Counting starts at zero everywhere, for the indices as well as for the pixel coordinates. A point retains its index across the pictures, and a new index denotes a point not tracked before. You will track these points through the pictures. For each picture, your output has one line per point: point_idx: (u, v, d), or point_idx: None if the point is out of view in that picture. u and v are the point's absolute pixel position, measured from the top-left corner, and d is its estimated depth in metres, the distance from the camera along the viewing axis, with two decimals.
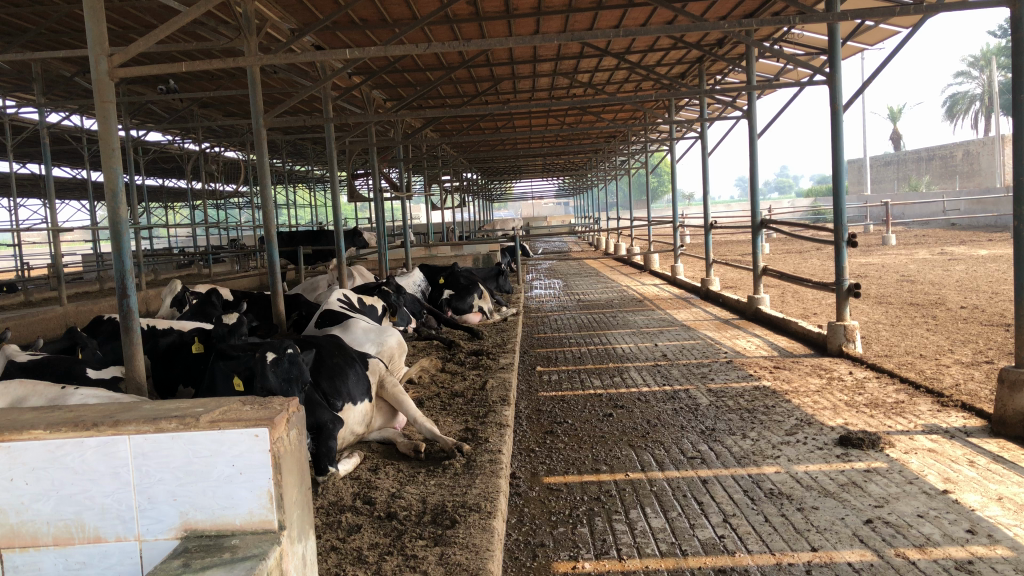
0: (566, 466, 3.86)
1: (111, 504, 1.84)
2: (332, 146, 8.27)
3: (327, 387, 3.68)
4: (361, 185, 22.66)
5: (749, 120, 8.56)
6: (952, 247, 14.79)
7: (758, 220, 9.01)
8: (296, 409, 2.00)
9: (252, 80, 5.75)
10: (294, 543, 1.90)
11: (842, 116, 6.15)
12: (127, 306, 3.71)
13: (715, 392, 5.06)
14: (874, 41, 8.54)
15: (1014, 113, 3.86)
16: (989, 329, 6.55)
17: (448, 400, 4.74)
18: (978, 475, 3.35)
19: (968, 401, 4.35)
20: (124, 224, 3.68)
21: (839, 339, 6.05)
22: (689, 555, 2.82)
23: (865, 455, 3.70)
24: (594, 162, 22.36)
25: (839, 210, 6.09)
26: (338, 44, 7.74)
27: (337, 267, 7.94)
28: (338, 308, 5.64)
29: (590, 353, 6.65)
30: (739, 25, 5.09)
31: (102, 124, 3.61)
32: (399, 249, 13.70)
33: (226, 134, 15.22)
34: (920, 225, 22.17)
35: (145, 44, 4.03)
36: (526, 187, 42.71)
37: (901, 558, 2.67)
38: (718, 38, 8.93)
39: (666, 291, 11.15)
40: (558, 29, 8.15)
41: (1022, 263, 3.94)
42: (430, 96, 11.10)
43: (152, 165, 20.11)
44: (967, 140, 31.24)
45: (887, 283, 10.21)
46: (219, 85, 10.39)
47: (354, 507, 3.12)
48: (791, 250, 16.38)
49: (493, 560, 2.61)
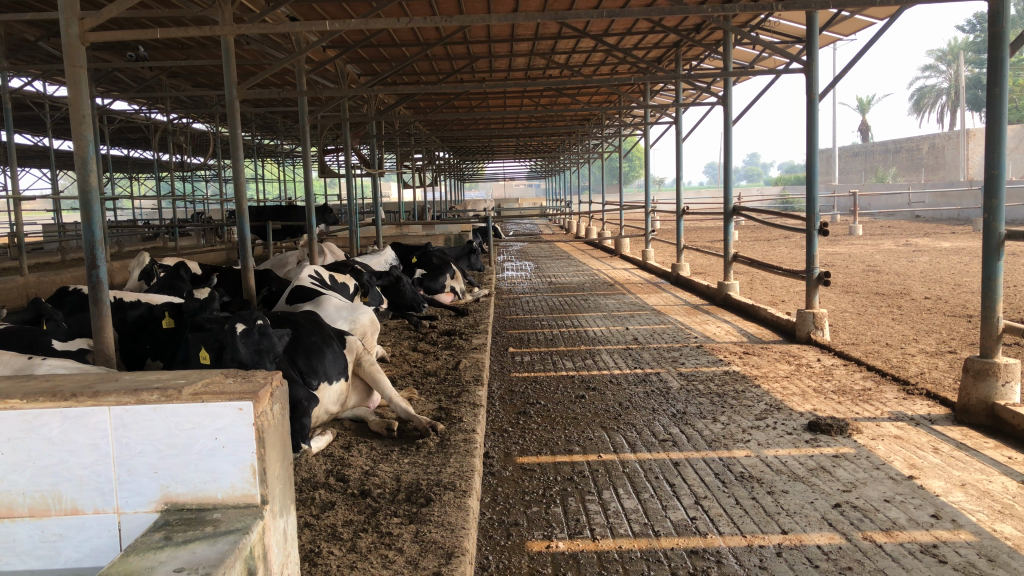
0: (539, 446, 3.87)
1: (90, 475, 1.80)
2: (305, 120, 8.13)
3: (303, 365, 3.66)
4: (333, 162, 22.46)
5: (725, 106, 8.59)
6: (917, 239, 15.05)
7: (730, 208, 9.04)
8: (280, 384, 1.97)
9: (226, 51, 5.62)
10: (277, 518, 1.88)
11: (817, 105, 6.20)
12: (97, 277, 3.63)
13: (686, 375, 5.13)
14: (849, 31, 8.60)
15: (989, 107, 3.93)
16: (952, 319, 6.70)
17: (421, 379, 4.74)
18: (942, 462, 3.42)
19: (933, 390, 4.44)
20: (94, 193, 3.59)
21: (808, 326, 6.12)
22: (661, 536, 2.85)
23: (833, 441, 3.76)
24: (568, 144, 22.32)
25: (813, 199, 6.11)
26: (314, 15, 7.60)
27: (308, 244, 7.87)
28: (310, 284, 5.59)
29: (562, 335, 6.68)
30: (722, 10, 5.05)
31: (73, 90, 3.51)
32: (371, 227, 13.61)
33: (195, 105, 14.94)
34: (886, 216, 22.55)
35: (116, 10, 3.93)
36: (497, 166, 42.53)
37: (868, 541, 2.72)
38: (696, 23, 8.95)
39: (637, 275, 11.21)
40: (537, 7, 8.10)
41: (991, 255, 4.00)
42: (405, 71, 11.00)
43: (117, 135, 19.68)
44: (933, 135, 31.68)
45: (854, 273, 10.37)
46: (190, 55, 10.19)
47: (327, 484, 3.11)
48: (759, 238, 16.57)
49: (468, 538, 2.61)
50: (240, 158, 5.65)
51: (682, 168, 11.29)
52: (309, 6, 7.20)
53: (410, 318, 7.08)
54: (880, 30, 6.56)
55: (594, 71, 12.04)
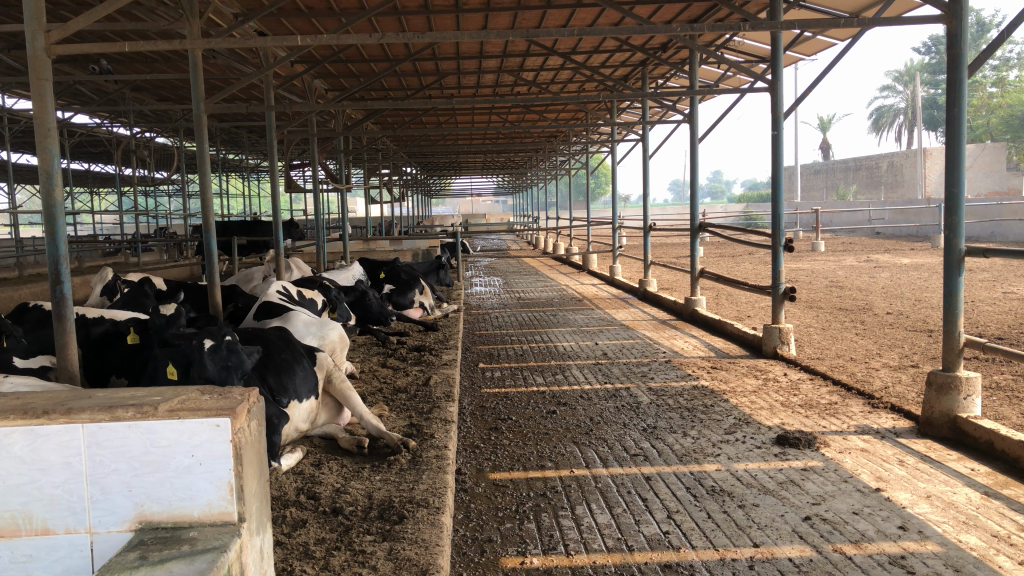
0: (511, 462, 3.86)
1: (61, 495, 1.77)
2: (273, 135, 8.05)
3: (273, 382, 3.62)
4: (298, 177, 22.33)
5: (691, 124, 8.71)
6: (878, 255, 15.33)
7: (697, 224, 9.13)
8: (256, 400, 1.95)
9: (193, 65, 5.56)
10: (254, 536, 1.85)
11: (782, 123, 6.31)
12: (60, 293, 3.57)
13: (656, 390, 5.15)
14: (811, 52, 8.77)
15: (948, 127, 4.04)
16: (913, 334, 6.83)
17: (392, 395, 4.71)
18: (908, 474, 3.48)
19: (898, 403, 4.52)
20: (59, 208, 3.53)
21: (774, 341, 6.20)
22: (635, 550, 2.86)
23: (802, 454, 3.80)
24: (535, 161, 22.43)
25: (778, 215, 6.19)
26: (283, 30, 7.57)
27: (275, 259, 7.79)
28: (278, 300, 5.55)
29: (531, 350, 6.68)
30: (691, 29, 5.11)
31: (38, 103, 3.46)
32: (338, 242, 13.55)
33: (158, 120, 14.77)
34: (847, 232, 22.98)
35: (84, 23, 3.89)
36: (464, 182, 42.57)
37: (837, 554, 2.75)
38: (663, 42, 9.05)
39: (605, 291, 11.28)
40: (506, 25, 8.14)
41: (952, 271, 4.09)
42: (374, 87, 11.00)
43: (78, 149, 19.38)
44: (892, 153, 32.35)
45: (817, 288, 10.53)
46: (155, 69, 10.08)
47: (298, 502, 3.07)
48: (723, 254, 16.77)
49: (443, 556, 2.60)
50: (208, 172, 5.58)
51: (648, 185, 11.40)
52: (277, 21, 7.18)
53: (380, 333, 7.05)
54: (842, 51, 6.70)
55: (562, 88, 12.13)
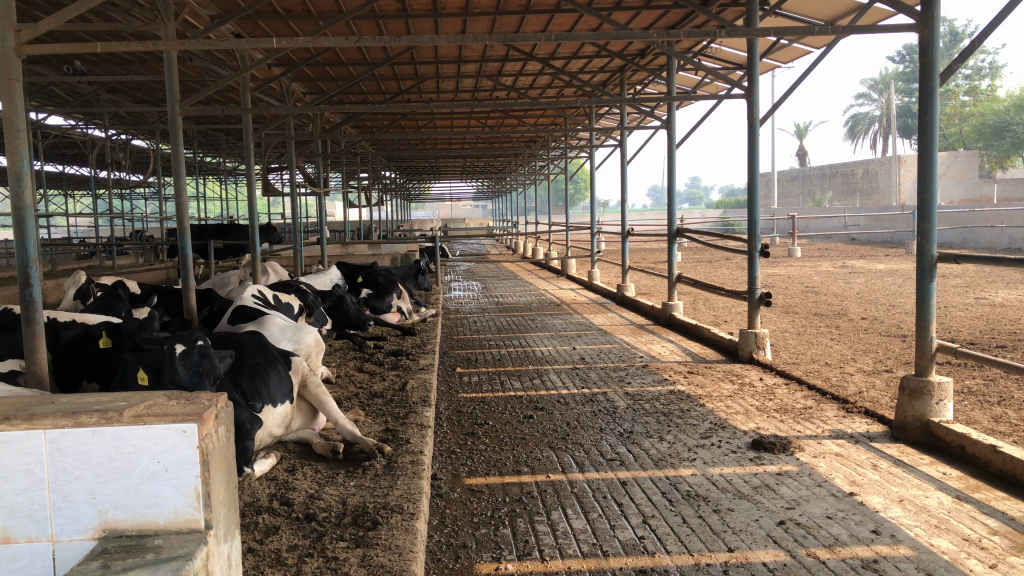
0: (487, 467, 3.85)
1: (22, 502, 1.73)
2: (249, 137, 7.99)
3: (246, 388, 3.59)
4: (276, 181, 22.19)
5: (669, 130, 8.75)
6: (854, 261, 15.48)
7: (675, 229, 9.17)
8: (224, 405, 1.92)
9: (168, 67, 5.51)
10: (221, 543, 1.82)
11: (758, 130, 6.36)
12: (29, 296, 3.51)
13: (633, 395, 5.15)
14: (787, 59, 8.85)
15: (920, 134, 4.08)
16: (887, 340, 6.88)
17: (368, 400, 4.68)
18: (881, 478, 3.51)
19: (872, 408, 4.56)
20: (28, 211, 3.47)
21: (750, 346, 6.23)
22: (610, 555, 2.85)
23: (776, 459, 3.82)
24: (514, 165, 22.46)
25: (754, 221, 6.22)
26: (259, 32, 7.53)
27: (251, 263, 7.73)
28: (253, 304, 5.50)
29: (509, 355, 6.67)
30: (667, 35, 5.13)
31: (7, 103, 3.41)
32: (316, 246, 13.47)
33: (134, 122, 14.63)
34: (823, 238, 23.18)
35: (56, 22, 3.84)
36: (443, 186, 42.52)
37: (811, 558, 2.76)
38: (641, 48, 9.10)
39: (583, 295, 11.29)
40: (484, 30, 8.14)
41: (924, 277, 4.13)
42: (352, 90, 10.96)
43: (53, 151, 19.18)
44: (867, 160, 32.71)
45: (794, 294, 10.60)
46: (130, 70, 9.99)
47: (272, 508, 3.04)
48: (701, 259, 16.86)
49: (416, 562, 2.58)
50: (183, 175, 5.53)
51: (626, 190, 11.44)
52: (254, 23, 7.14)
53: (357, 337, 7.00)
54: (817, 59, 6.76)
55: (540, 93, 12.15)
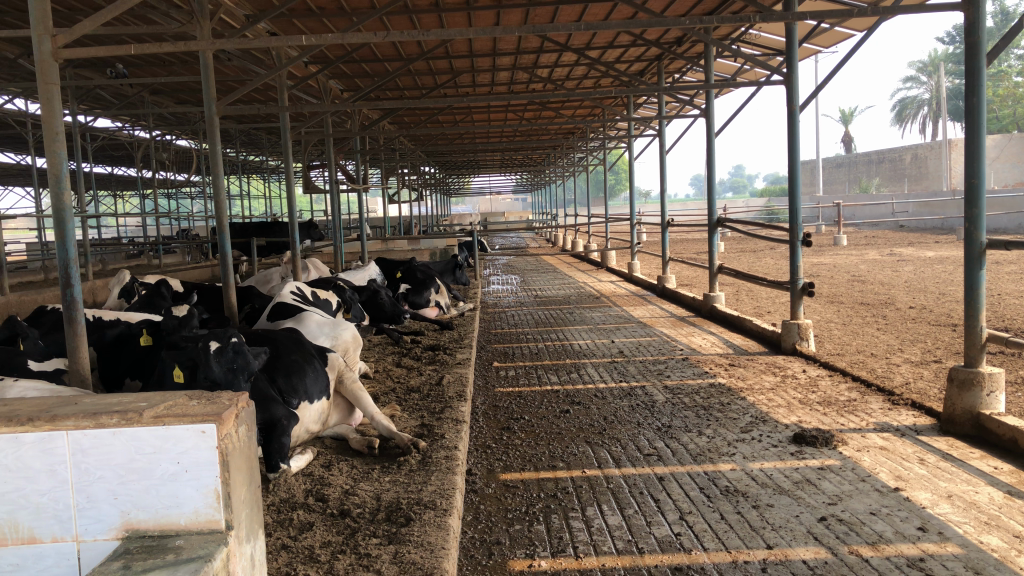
0: (523, 462, 3.82)
1: (47, 502, 1.75)
2: (288, 135, 8.04)
3: (283, 384, 3.61)
4: (318, 178, 22.40)
5: (707, 119, 8.62)
6: (902, 249, 15.11)
7: (715, 220, 9.02)
8: (246, 404, 1.92)
9: (204, 67, 5.56)
10: (243, 544, 1.82)
11: (798, 116, 6.22)
12: (71, 296, 3.56)
13: (672, 389, 5.07)
14: (829, 44, 8.65)
15: (966, 118, 3.94)
16: (937, 329, 6.70)
17: (404, 395, 4.68)
18: (929, 473, 3.40)
19: (919, 400, 4.43)
20: (69, 212, 3.52)
21: (793, 337, 6.10)
22: (645, 553, 2.80)
23: (819, 453, 3.73)
24: (553, 158, 22.35)
25: (795, 209, 6.08)
26: (294, 30, 7.58)
27: (291, 259, 7.79)
28: (291, 301, 5.54)
29: (547, 348, 6.63)
30: (700, 22, 5.03)
31: (46, 107, 3.46)
32: (356, 243, 13.57)
33: (178, 122, 14.89)
34: (870, 226, 22.74)
35: (91, 26, 3.87)
36: (484, 181, 42.65)
37: (854, 556, 2.68)
38: (678, 36, 8.98)
39: (623, 288, 11.19)
40: (518, 21, 8.09)
41: (974, 264, 3.99)
42: (388, 86, 11.00)
43: (101, 153, 19.60)
44: (915, 144, 31.93)
45: (839, 283, 10.39)
46: (171, 72, 10.16)
47: (306, 504, 3.05)
48: (744, 249, 16.62)
49: (448, 559, 2.56)
50: (221, 174, 5.58)
51: (665, 180, 11.29)
52: (289, 21, 7.19)
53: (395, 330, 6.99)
54: (859, 42, 6.59)
55: (577, 84, 12.06)
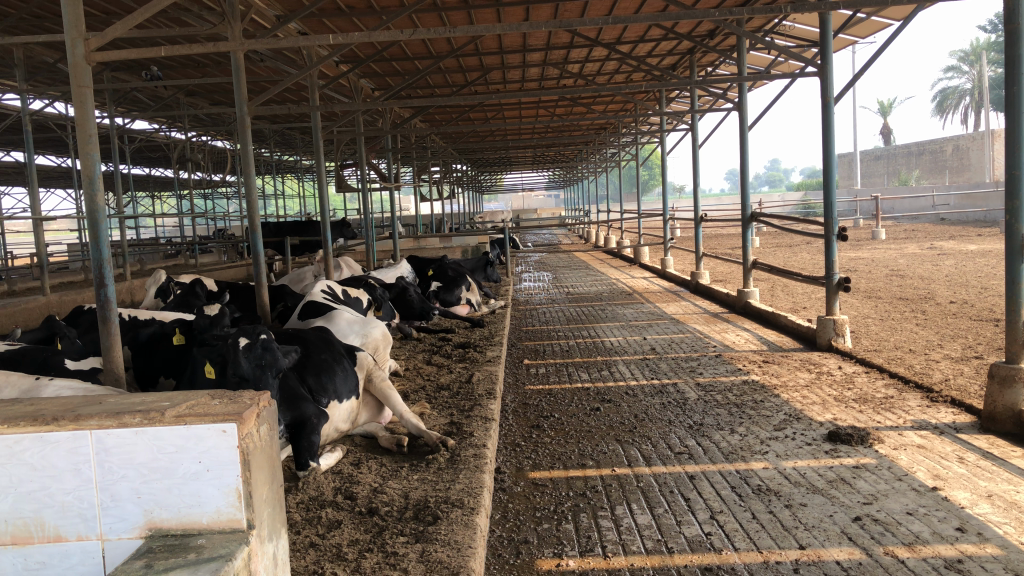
0: (551, 460, 3.80)
1: (72, 501, 1.77)
2: (319, 134, 8.08)
3: (312, 383, 3.62)
4: (351, 177, 22.55)
5: (740, 112, 8.52)
6: (943, 242, 14.79)
7: (749, 214, 8.90)
8: (268, 404, 1.93)
9: (235, 67, 5.61)
10: (265, 543, 1.83)
11: (832, 108, 6.11)
12: (105, 296, 3.60)
13: (704, 386, 5.01)
14: (865, 34, 8.48)
15: (1005, 106, 3.84)
16: (978, 324, 6.54)
17: (434, 393, 4.68)
18: (967, 472, 3.31)
19: (958, 397, 4.32)
20: (101, 213, 3.56)
21: (829, 334, 6.00)
22: (675, 553, 2.77)
23: (854, 451, 3.66)
24: (586, 154, 22.26)
25: (830, 203, 5.98)
26: (325, 30, 7.62)
27: (323, 258, 7.84)
28: (322, 299, 5.57)
29: (578, 346, 6.59)
30: (731, 14, 4.96)
31: (79, 109, 3.51)
32: (388, 241, 13.64)
33: (214, 123, 15.09)
34: (910, 219, 22.31)
35: (123, 29, 3.91)
36: (517, 177, 42.63)
37: (889, 557, 2.62)
38: (710, 29, 8.89)
39: (656, 284, 11.10)
40: (548, 16, 8.05)
41: (1015, 258, 3.88)
42: (419, 84, 11.03)
43: (139, 155, 19.94)
44: (956, 136, 31.27)
45: (877, 278, 10.20)
46: (206, 73, 10.29)
47: (335, 502, 3.06)
48: (780, 244, 16.39)
49: (475, 558, 2.54)
50: (253, 173, 5.62)
51: (698, 175, 11.17)
52: (319, 21, 7.23)
53: (423, 329, 7.07)
54: (895, 31, 6.47)
55: (608, 79, 11.98)
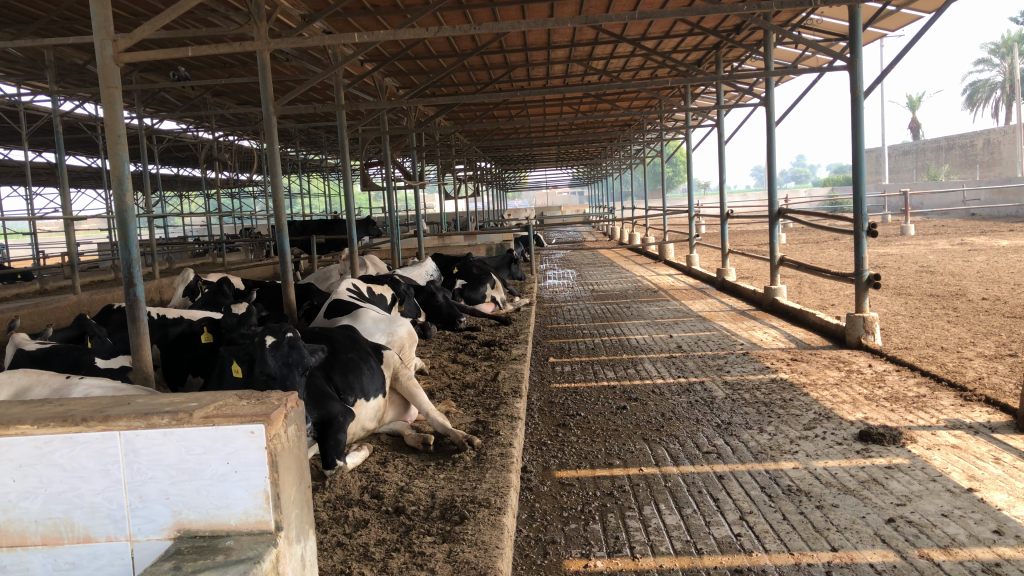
0: (578, 459, 3.78)
1: (101, 501, 1.78)
2: (344, 131, 8.08)
3: (339, 381, 3.63)
4: (376, 175, 22.63)
5: (767, 107, 8.43)
6: (974, 238, 14.54)
7: (776, 210, 8.81)
8: (295, 404, 1.93)
9: (261, 67, 5.63)
10: (293, 544, 1.83)
11: (862, 102, 6.02)
12: (134, 295, 3.62)
13: (732, 384, 4.97)
14: (895, 27, 8.36)
15: None
16: (1013, 321, 6.41)
17: (460, 391, 4.67)
18: (1003, 473, 3.24)
19: (993, 396, 4.24)
20: (130, 213, 3.58)
21: (858, 331, 5.93)
22: (704, 554, 2.73)
23: (886, 451, 3.60)
24: (611, 151, 22.17)
25: (861, 198, 5.89)
26: (349, 28, 7.63)
27: (349, 257, 7.87)
28: (348, 297, 5.58)
29: (603, 343, 6.56)
30: (760, 7, 4.89)
31: (108, 110, 3.52)
32: (412, 239, 13.66)
33: (239, 123, 15.20)
34: (940, 215, 21.94)
35: (150, 30, 3.92)
36: (541, 175, 42.57)
37: (925, 560, 2.57)
38: (736, 24, 8.80)
39: (682, 281, 11.02)
40: (572, 12, 8.00)
41: None
42: (442, 82, 11.03)
43: (167, 155, 20.16)
44: (988, 130, 30.71)
45: (907, 274, 10.04)
46: (231, 73, 10.37)
47: (363, 501, 3.05)
48: (807, 241, 16.23)
49: (502, 558, 2.53)
50: (279, 173, 5.63)
51: (724, 171, 11.07)
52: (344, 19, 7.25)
53: (449, 328, 7.06)
54: (926, 24, 6.36)
55: (633, 76, 11.90)
